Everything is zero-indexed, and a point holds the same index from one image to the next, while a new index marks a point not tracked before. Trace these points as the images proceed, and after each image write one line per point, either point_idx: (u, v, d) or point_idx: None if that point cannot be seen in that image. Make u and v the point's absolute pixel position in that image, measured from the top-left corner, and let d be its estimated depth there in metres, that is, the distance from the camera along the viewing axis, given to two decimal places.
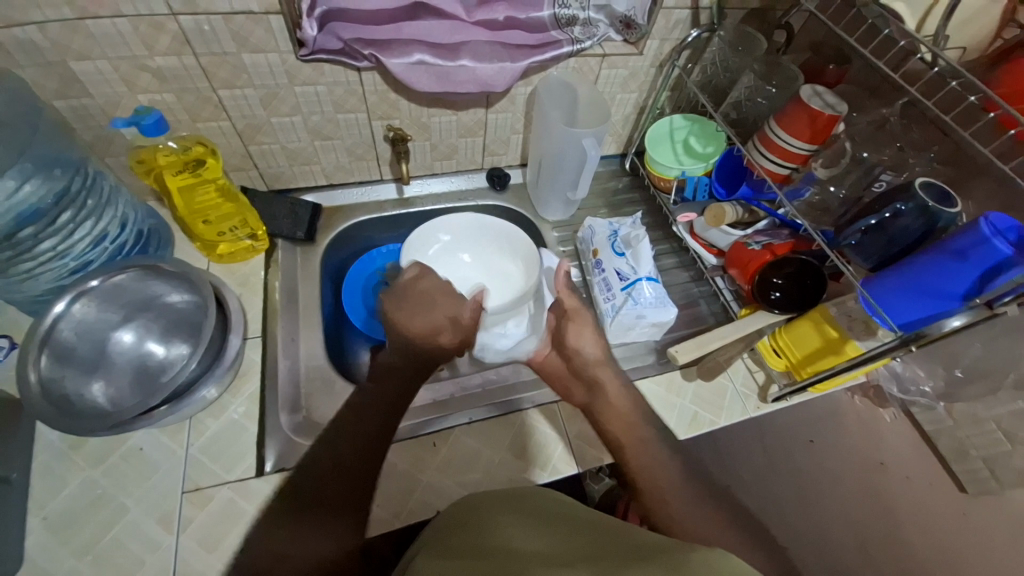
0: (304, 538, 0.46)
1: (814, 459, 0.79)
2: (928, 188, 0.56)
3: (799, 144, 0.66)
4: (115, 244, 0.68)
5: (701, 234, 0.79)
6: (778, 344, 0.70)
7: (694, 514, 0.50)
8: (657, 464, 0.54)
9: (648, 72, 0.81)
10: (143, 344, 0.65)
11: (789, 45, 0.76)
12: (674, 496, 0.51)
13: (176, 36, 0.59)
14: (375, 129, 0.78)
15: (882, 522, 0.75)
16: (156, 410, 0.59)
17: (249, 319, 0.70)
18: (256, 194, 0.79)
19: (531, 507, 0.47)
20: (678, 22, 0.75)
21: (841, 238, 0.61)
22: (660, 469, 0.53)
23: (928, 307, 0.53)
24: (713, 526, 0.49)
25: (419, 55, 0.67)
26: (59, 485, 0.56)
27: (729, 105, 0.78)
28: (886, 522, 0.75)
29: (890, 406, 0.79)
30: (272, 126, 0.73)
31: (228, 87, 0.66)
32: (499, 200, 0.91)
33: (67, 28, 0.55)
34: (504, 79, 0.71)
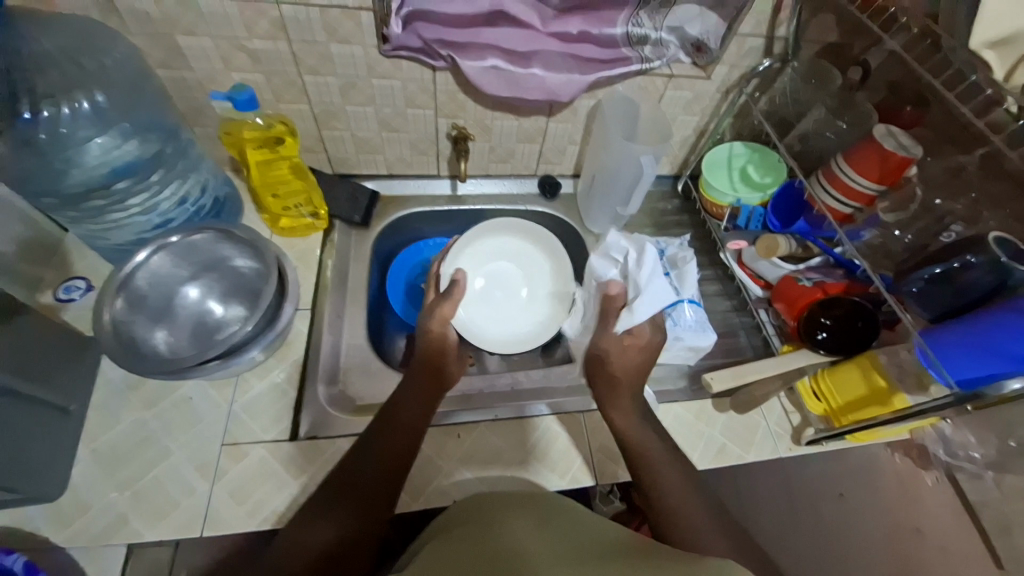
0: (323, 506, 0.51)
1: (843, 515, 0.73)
2: (1002, 245, 0.53)
3: (868, 183, 0.64)
4: (194, 207, 0.73)
5: (749, 263, 0.77)
6: (819, 387, 0.69)
7: (698, 530, 0.52)
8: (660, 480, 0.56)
9: (713, 97, 0.82)
10: (204, 301, 0.70)
11: (864, 82, 0.72)
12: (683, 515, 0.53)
13: (274, 22, 0.64)
14: (439, 126, 0.81)
15: None
16: (209, 363, 0.62)
17: (300, 291, 0.74)
18: (322, 175, 0.83)
19: (531, 498, 0.49)
20: (750, 50, 0.75)
21: (901, 285, 0.59)
22: (662, 485, 0.56)
23: (987, 367, 0.50)
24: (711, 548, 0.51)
25: (492, 61, 0.70)
26: (115, 420, 0.61)
27: (795, 137, 0.79)
28: None
29: (933, 469, 0.75)
30: (346, 113, 0.77)
31: (313, 73, 0.71)
32: (548, 208, 0.93)
33: (181, 6, 0.61)
34: (569, 90, 0.73)
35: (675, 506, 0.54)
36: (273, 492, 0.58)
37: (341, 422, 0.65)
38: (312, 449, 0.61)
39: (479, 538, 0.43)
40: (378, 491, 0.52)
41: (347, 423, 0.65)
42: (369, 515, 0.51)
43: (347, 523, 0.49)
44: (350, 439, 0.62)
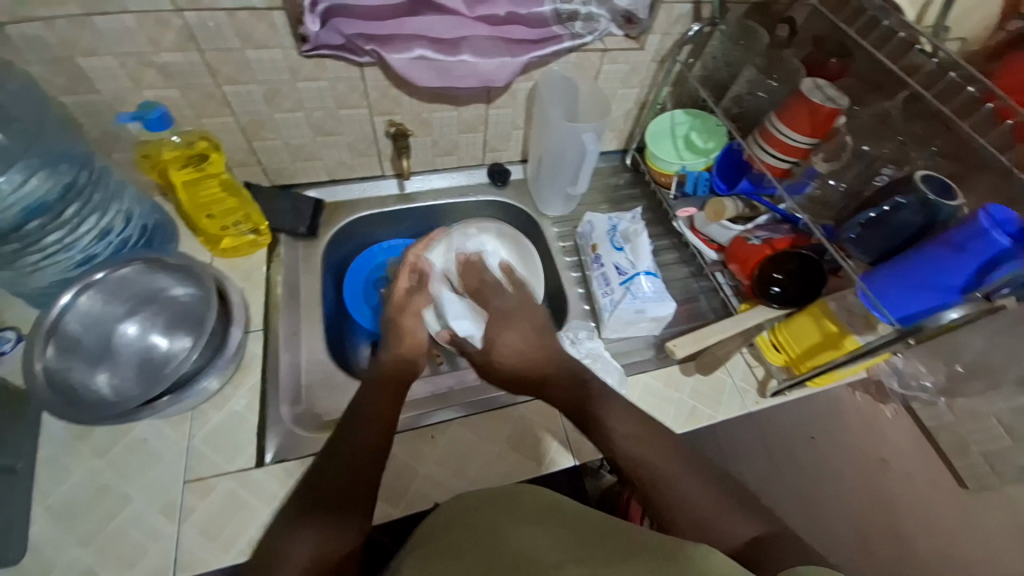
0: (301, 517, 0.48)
1: (815, 454, 0.76)
2: (928, 181, 0.55)
3: (800, 137, 0.65)
4: (120, 239, 0.69)
5: (701, 229, 0.78)
6: (777, 340, 0.71)
7: (696, 506, 0.49)
8: (652, 456, 0.52)
9: (649, 67, 0.81)
10: (147, 336, 0.66)
11: (791, 39, 0.74)
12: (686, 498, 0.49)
13: (180, 32, 0.60)
14: (376, 125, 0.78)
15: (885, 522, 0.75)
16: (160, 399, 0.61)
17: (251, 313, 0.71)
18: (259, 189, 0.80)
19: (514, 500, 0.47)
20: (680, 17, 0.75)
21: (840, 232, 0.61)
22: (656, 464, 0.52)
23: (926, 301, 0.53)
24: (717, 524, 0.48)
25: (420, 51, 0.67)
26: (65, 474, 0.57)
27: (731, 100, 0.78)
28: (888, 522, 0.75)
29: (892, 402, 0.79)
30: (276, 121, 0.74)
31: (231, 83, 0.67)
32: (500, 196, 0.92)
33: (74, 23, 0.56)
34: (504, 74, 0.71)
35: (671, 490, 0.50)
36: (247, 522, 0.56)
37: (309, 441, 0.63)
38: (281, 473, 0.59)
39: (479, 544, 0.41)
40: (354, 492, 0.49)
41: (316, 441, 0.63)
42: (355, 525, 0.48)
43: (334, 533, 0.46)
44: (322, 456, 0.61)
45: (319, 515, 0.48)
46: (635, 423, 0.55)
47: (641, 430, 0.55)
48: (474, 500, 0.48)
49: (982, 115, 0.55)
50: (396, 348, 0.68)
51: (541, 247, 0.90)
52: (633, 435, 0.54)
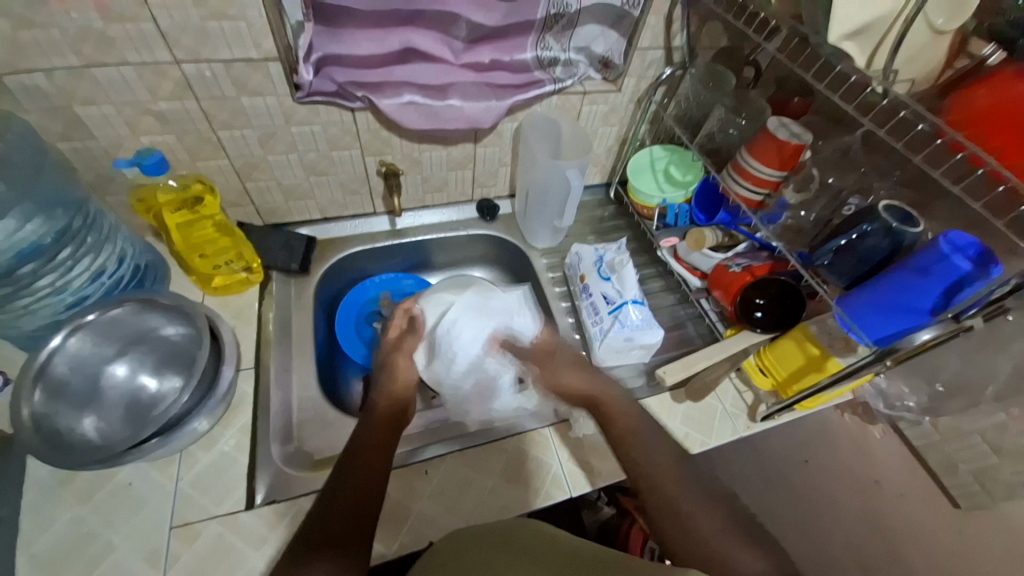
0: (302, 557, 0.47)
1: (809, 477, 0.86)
2: (891, 210, 0.59)
3: (771, 171, 0.69)
4: (112, 279, 0.69)
5: (684, 257, 0.81)
6: (763, 363, 0.72)
7: (708, 534, 0.49)
8: (665, 476, 0.55)
9: (627, 107, 0.87)
10: (135, 377, 0.65)
11: (757, 79, 0.78)
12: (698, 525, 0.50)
13: (178, 82, 0.63)
14: (368, 164, 0.81)
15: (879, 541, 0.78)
16: (146, 442, 0.59)
17: (242, 350, 0.71)
18: (252, 228, 0.81)
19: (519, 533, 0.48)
20: (652, 62, 0.81)
21: (814, 258, 0.64)
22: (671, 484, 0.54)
23: (899, 322, 0.55)
24: (734, 554, 0.47)
25: (409, 96, 0.71)
26: (45, 522, 0.55)
27: (703, 137, 0.82)
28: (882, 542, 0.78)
29: (879, 423, 0.82)
30: (269, 163, 0.76)
31: (227, 128, 0.69)
32: (489, 230, 0.94)
33: (75, 75, 0.59)
34: (490, 116, 0.75)
35: (684, 514, 0.51)
36: (235, 568, 0.54)
37: (301, 481, 0.62)
38: (271, 515, 0.58)
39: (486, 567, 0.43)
40: (355, 528, 0.50)
41: (307, 481, 0.62)
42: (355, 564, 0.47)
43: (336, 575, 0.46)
44: (312, 496, 0.60)
45: (323, 548, 0.47)
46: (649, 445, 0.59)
47: (658, 451, 0.58)
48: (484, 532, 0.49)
49: (935, 148, 0.58)
50: (388, 387, 0.69)
51: (530, 278, 0.92)
52: (650, 459, 0.57)
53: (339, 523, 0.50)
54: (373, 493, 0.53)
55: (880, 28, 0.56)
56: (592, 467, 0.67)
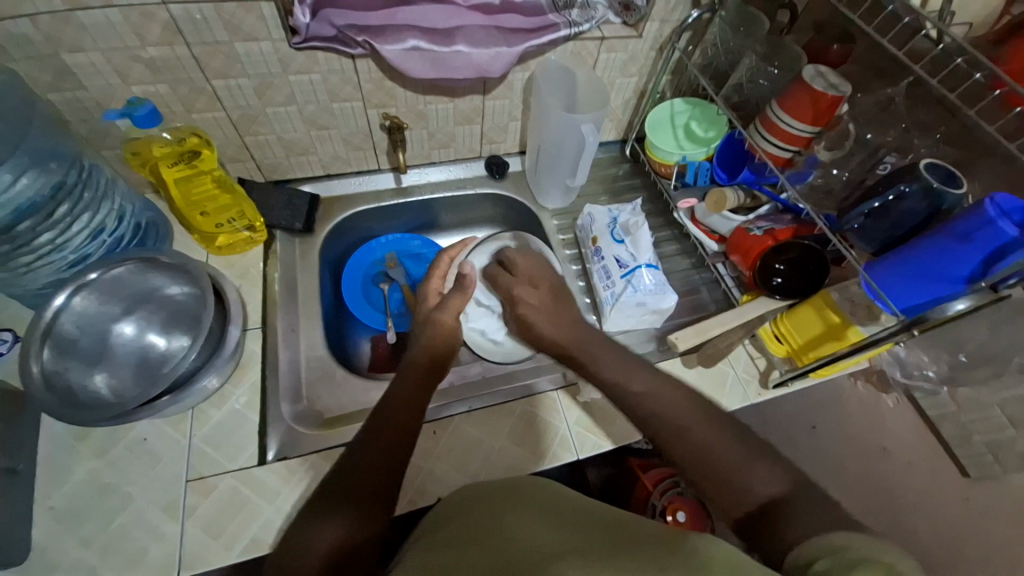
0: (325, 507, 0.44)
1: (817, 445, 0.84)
2: (933, 169, 0.54)
3: (801, 126, 0.62)
4: (113, 237, 0.68)
5: (702, 220, 0.78)
6: (779, 330, 0.71)
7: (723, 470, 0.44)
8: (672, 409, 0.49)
9: (648, 55, 0.80)
10: (144, 336, 0.65)
11: (792, 24, 0.72)
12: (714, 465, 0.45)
13: (166, 26, 0.58)
14: (371, 118, 0.77)
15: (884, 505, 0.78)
16: (159, 399, 0.59)
17: (249, 310, 0.70)
18: (253, 185, 0.78)
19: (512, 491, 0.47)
20: (679, 3, 0.74)
21: (843, 222, 0.60)
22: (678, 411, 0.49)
23: (930, 291, 0.51)
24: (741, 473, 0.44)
25: (413, 41, 0.66)
26: (67, 474, 0.57)
27: (730, 88, 0.75)
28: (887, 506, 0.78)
29: (894, 392, 0.80)
30: (268, 116, 0.72)
31: (221, 77, 0.66)
32: (498, 189, 0.91)
33: (59, 19, 0.55)
34: (499, 65, 0.69)
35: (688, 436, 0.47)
36: (250, 519, 0.56)
37: (312, 438, 0.63)
38: (283, 470, 0.59)
39: (487, 534, 0.41)
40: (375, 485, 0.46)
41: (318, 439, 0.63)
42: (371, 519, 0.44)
43: (357, 523, 0.43)
44: (323, 453, 0.61)
45: (342, 502, 0.44)
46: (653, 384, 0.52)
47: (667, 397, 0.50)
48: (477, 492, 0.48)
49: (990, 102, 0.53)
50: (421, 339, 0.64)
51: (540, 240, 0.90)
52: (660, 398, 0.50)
53: (366, 480, 0.46)
54: (391, 447, 0.49)
55: None
56: (601, 430, 0.67)
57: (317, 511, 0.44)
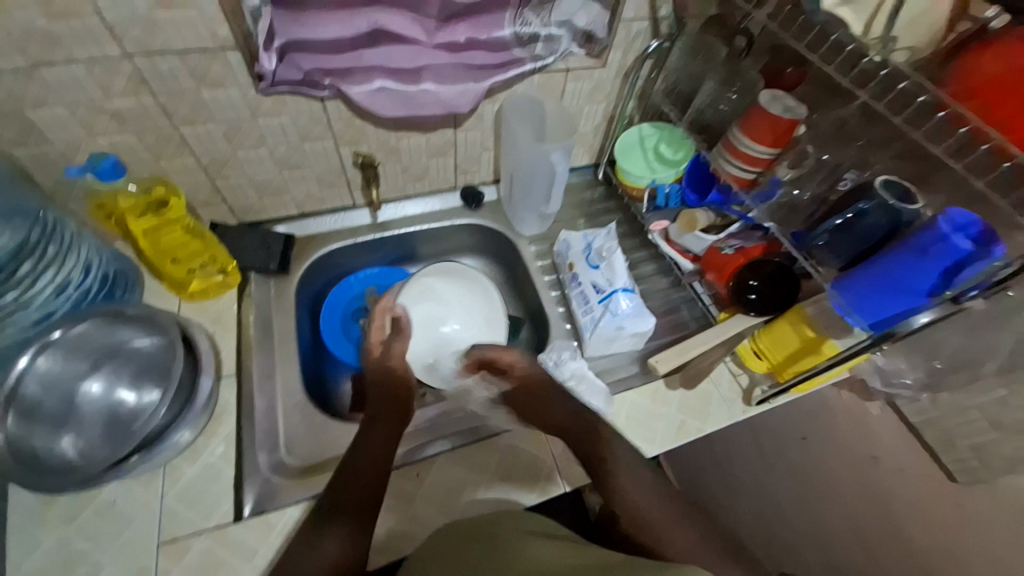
0: (323, 522, 0.52)
1: (804, 452, 0.97)
2: (888, 186, 0.55)
3: (761, 149, 0.64)
4: (80, 291, 0.66)
5: (676, 240, 0.79)
6: (758, 347, 0.71)
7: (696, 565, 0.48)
8: (643, 491, 0.54)
9: (613, 82, 0.83)
10: (113, 392, 0.63)
11: (750, 48, 0.69)
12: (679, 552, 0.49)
13: (131, 78, 0.59)
14: (343, 156, 0.77)
15: (879, 510, 0.85)
16: (128, 458, 0.58)
17: (223, 357, 0.69)
18: (226, 229, 0.78)
19: (491, 529, 0.50)
20: (638, 33, 0.76)
21: (809, 239, 0.61)
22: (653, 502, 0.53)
23: (897, 305, 0.52)
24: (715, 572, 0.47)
25: (380, 82, 0.67)
26: (31, 545, 0.54)
27: (693, 113, 0.78)
28: (882, 512, 0.84)
29: (876, 400, 0.84)
30: (238, 159, 0.72)
31: (189, 124, 0.65)
32: (475, 218, 0.92)
33: (23, 78, 0.55)
34: (467, 99, 0.72)
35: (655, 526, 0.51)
36: None
37: (288, 490, 0.61)
38: (261, 527, 0.57)
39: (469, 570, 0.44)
40: (367, 499, 0.53)
41: (295, 490, 0.61)
42: (357, 539, 0.50)
43: (348, 540, 0.50)
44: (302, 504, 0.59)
45: (336, 520, 0.52)
46: (631, 468, 0.56)
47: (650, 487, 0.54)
48: (458, 531, 0.51)
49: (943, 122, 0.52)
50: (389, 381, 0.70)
51: (519, 267, 0.90)
52: (633, 480, 0.55)
53: (359, 496, 0.53)
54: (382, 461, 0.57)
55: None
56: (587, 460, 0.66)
57: (315, 529, 0.52)
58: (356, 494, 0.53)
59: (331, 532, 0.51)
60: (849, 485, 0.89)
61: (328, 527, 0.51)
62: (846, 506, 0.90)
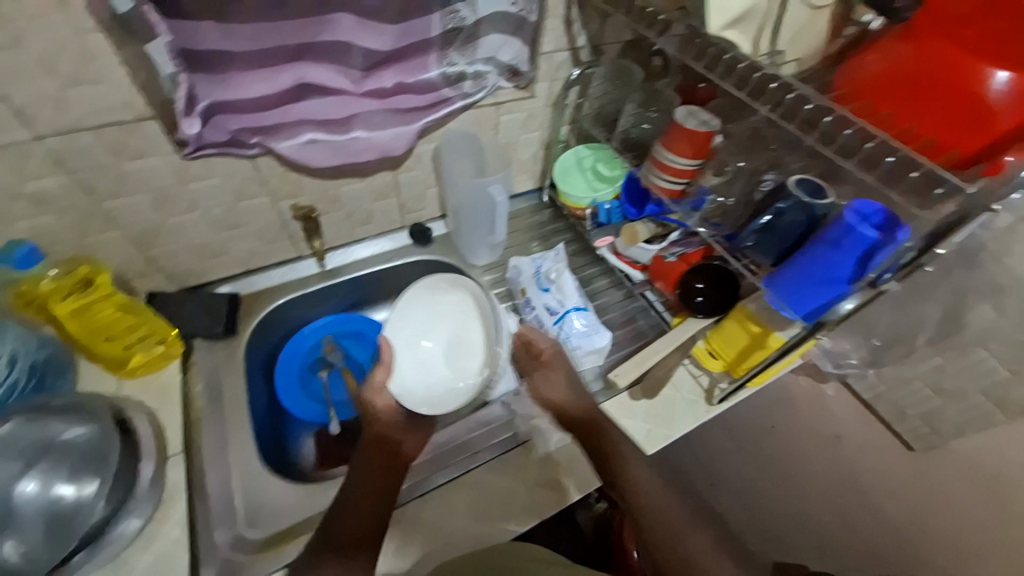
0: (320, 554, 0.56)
1: (777, 441, 0.96)
2: (801, 185, 0.59)
3: (684, 160, 0.68)
4: (5, 385, 0.62)
5: (623, 253, 0.82)
6: (712, 348, 0.74)
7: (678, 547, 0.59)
8: (645, 482, 0.63)
9: (545, 111, 0.86)
10: (47, 492, 0.55)
11: (666, 69, 0.75)
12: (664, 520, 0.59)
13: (46, 159, 0.57)
14: (283, 210, 0.76)
15: (850, 490, 0.88)
16: (72, 558, 0.54)
17: (171, 434, 0.65)
18: (165, 298, 0.75)
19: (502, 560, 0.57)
20: (561, 63, 0.79)
21: (740, 241, 0.64)
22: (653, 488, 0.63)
23: (822, 296, 0.55)
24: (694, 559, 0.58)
25: (309, 134, 0.67)
26: None
27: (620, 135, 0.80)
28: (854, 490, 0.88)
29: (831, 381, 0.88)
30: (170, 226, 0.70)
31: (114, 197, 0.63)
32: (427, 255, 0.92)
33: None
34: (401, 143, 0.73)
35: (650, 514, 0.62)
36: None
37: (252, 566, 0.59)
38: None
39: None
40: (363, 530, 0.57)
41: (259, 564, 0.59)
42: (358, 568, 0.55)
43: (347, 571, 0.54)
44: None
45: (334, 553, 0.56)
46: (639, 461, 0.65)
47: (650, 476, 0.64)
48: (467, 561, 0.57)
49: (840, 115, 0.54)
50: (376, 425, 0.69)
51: None
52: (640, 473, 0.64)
53: (353, 527, 0.57)
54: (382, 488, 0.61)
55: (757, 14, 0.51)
56: (559, 484, 0.67)
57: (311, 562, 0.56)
58: (354, 525, 0.57)
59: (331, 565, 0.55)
60: (817, 467, 0.92)
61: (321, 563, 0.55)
62: (821, 491, 0.92)
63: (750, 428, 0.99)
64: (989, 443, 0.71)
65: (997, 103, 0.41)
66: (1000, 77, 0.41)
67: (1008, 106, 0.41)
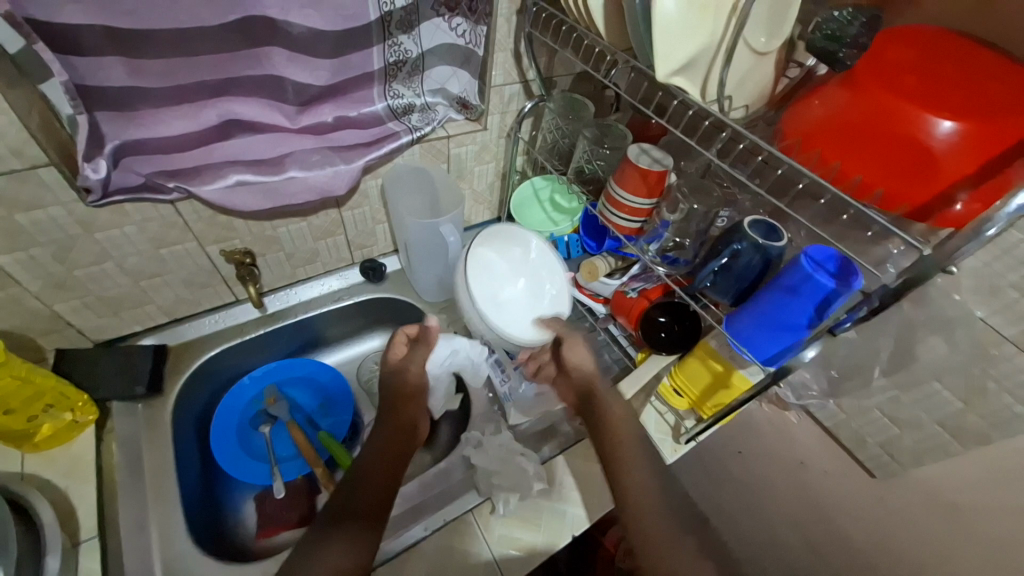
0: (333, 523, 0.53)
1: (745, 467, 0.96)
2: (756, 226, 0.58)
3: (640, 200, 0.66)
4: None
5: (584, 286, 0.79)
6: (676, 384, 0.72)
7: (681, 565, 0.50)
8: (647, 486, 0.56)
9: (498, 143, 0.83)
10: None
11: (619, 101, 0.80)
12: (662, 557, 0.51)
13: None
14: (212, 255, 0.70)
15: (817, 516, 0.89)
16: None
17: (81, 518, 0.57)
18: (77, 355, 0.67)
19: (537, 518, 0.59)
20: (512, 96, 0.77)
21: (698, 281, 0.62)
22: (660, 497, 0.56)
23: (783, 340, 0.54)
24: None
25: (236, 176, 0.61)
26: None
27: (574, 171, 0.77)
28: (820, 515, 0.89)
29: (793, 409, 0.89)
30: (78, 278, 0.62)
31: (5, 252, 0.55)
32: (379, 292, 0.87)
33: None
34: (341, 183, 0.66)
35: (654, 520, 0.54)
36: None
37: None
38: None
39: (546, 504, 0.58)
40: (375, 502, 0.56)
41: None
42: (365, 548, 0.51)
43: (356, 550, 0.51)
44: None
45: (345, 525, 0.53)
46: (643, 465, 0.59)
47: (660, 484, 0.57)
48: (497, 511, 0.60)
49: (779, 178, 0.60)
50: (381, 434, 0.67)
51: None
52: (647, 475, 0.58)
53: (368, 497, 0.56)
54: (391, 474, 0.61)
55: (704, 62, 0.49)
56: (523, 543, 0.61)
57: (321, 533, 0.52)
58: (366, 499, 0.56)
59: (340, 539, 0.51)
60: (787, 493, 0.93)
61: (335, 532, 0.52)
62: (791, 517, 0.93)
63: (718, 456, 1.00)
64: (945, 471, 0.71)
65: (941, 152, 0.40)
66: (944, 127, 0.39)
67: (954, 156, 0.40)
